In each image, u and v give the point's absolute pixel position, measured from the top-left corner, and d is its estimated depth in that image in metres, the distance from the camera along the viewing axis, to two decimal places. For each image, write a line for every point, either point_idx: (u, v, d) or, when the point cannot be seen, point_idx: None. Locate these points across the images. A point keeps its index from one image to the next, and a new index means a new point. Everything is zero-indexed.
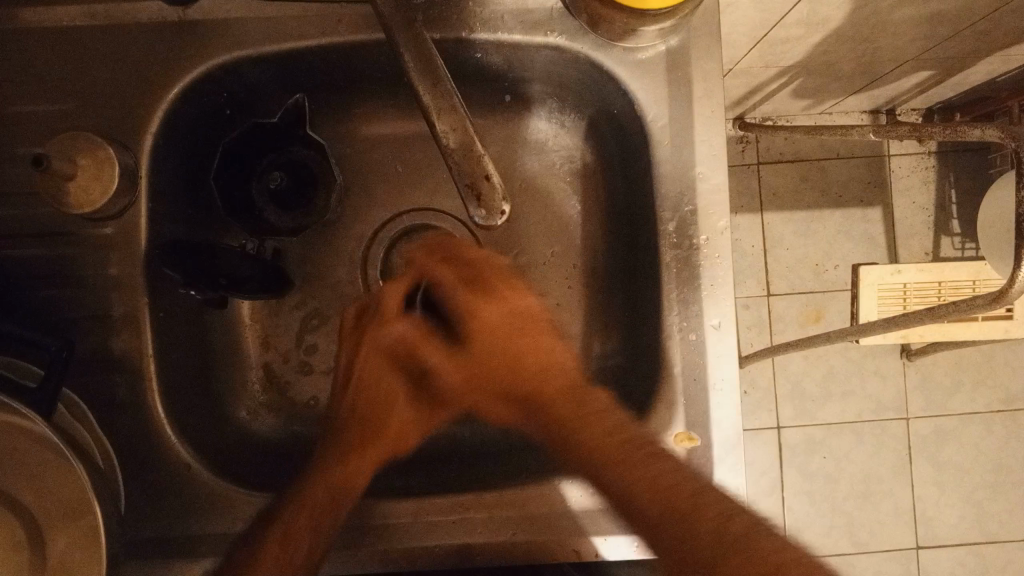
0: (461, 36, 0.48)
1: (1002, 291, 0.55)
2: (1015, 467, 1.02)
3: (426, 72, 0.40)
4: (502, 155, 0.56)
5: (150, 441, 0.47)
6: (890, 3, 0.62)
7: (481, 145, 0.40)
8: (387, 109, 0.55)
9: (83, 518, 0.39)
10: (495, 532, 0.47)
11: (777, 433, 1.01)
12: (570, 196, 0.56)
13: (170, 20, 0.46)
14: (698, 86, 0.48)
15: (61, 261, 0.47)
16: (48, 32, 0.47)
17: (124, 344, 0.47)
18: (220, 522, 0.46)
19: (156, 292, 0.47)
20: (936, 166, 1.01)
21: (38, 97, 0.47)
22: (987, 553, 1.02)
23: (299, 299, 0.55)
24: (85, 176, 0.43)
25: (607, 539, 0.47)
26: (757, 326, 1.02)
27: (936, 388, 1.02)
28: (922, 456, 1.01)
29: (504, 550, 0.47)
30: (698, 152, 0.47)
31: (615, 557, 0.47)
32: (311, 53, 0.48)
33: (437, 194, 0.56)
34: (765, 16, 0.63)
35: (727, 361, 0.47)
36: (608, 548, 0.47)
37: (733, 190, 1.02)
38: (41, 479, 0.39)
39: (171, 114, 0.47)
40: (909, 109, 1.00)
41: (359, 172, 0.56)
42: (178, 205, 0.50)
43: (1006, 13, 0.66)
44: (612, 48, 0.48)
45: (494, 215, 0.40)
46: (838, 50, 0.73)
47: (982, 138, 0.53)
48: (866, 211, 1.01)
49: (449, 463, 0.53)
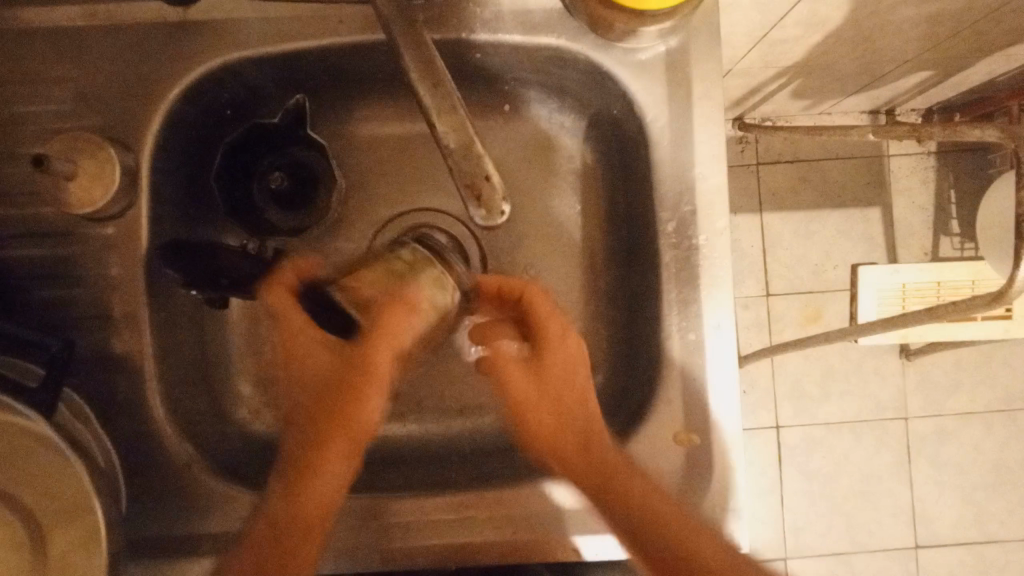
0: (461, 36, 0.48)
1: (1002, 291, 0.54)
2: (1014, 467, 1.02)
3: (427, 72, 0.41)
4: (503, 155, 0.56)
5: (151, 440, 0.47)
6: (890, 3, 0.62)
7: (481, 145, 0.39)
8: (388, 109, 0.56)
9: (81, 517, 0.39)
10: (496, 531, 0.47)
11: (776, 433, 1.02)
12: (570, 194, 0.56)
13: (171, 20, 0.46)
14: (697, 87, 0.48)
15: (62, 261, 0.47)
16: (48, 32, 0.47)
17: (125, 344, 0.47)
18: (221, 521, 0.46)
19: (156, 292, 0.47)
20: (935, 166, 1.02)
21: (39, 97, 0.47)
22: (987, 553, 1.02)
23: None
24: (85, 176, 0.43)
25: (583, 538, 0.47)
26: (757, 326, 1.02)
27: (936, 387, 1.02)
28: (922, 456, 1.01)
29: (505, 549, 0.47)
30: (697, 153, 0.48)
31: (584, 556, 0.48)
32: (311, 54, 0.48)
33: (438, 194, 0.56)
34: (765, 16, 0.63)
35: (728, 360, 0.48)
36: (582, 546, 0.47)
37: (733, 190, 1.02)
38: (41, 479, 0.40)
39: (173, 114, 0.47)
40: (909, 109, 1.00)
41: (359, 172, 0.56)
42: (178, 205, 0.51)
43: (1005, 13, 0.66)
44: (611, 49, 0.48)
45: (494, 215, 0.39)
46: (837, 50, 0.73)
47: (983, 138, 0.53)
48: (865, 211, 1.01)
49: (450, 462, 0.53)
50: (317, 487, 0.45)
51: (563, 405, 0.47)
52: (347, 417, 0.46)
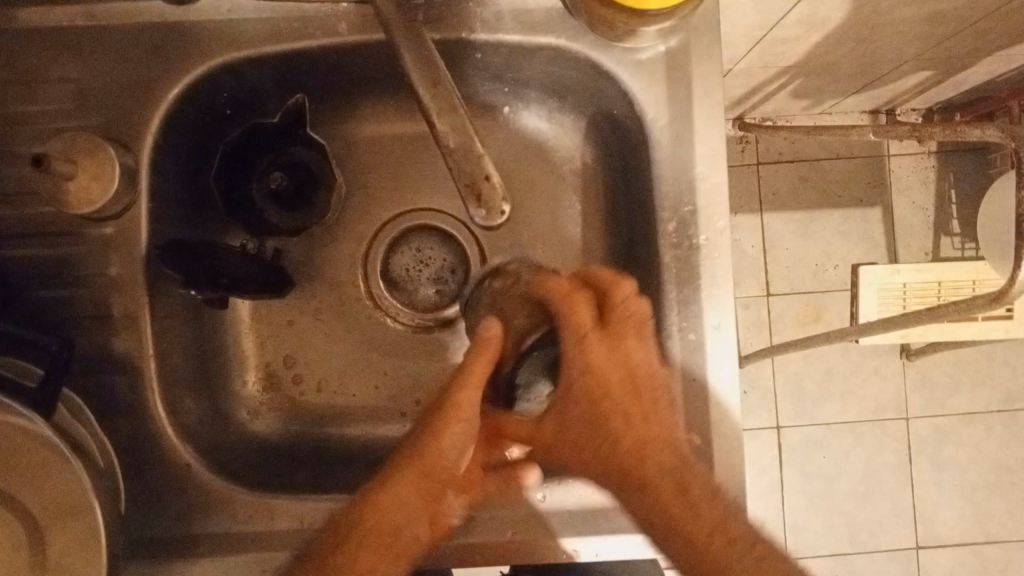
0: (461, 36, 0.48)
1: (1002, 290, 0.54)
2: (1015, 467, 1.02)
3: (426, 72, 0.40)
4: (502, 156, 0.56)
5: (151, 441, 0.47)
6: (890, 3, 0.62)
7: (481, 145, 0.39)
8: (387, 109, 0.55)
9: (83, 518, 0.39)
10: (496, 529, 0.49)
11: (777, 433, 1.01)
12: (570, 195, 0.56)
13: (171, 20, 0.46)
14: (697, 86, 0.48)
15: (62, 262, 0.47)
16: (47, 32, 0.47)
17: (125, 344, 0.47)
18: (221, 521, 0.46)
19: (155, 292, 0.47)
20: (936, 165, 1.01)
21: (38, 98, 0.47)
22: (987, 553, 1.02)
23: (299, 299, 0.55)
24: (84, 176, 0.43)
25: (577, 538, 0.49)
26: (757, 326, 1.02)
27: (936, 388, 1.02)
28: (922, 456, 1.01)
29: (507, 547, 0.49)
30: (697, 153, 0.48)
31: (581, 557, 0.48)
32: (311, 53, 0.48)
33: (437, 194, 0.56)
34: (765, 16, 0.63)
35: (728, 359, 0.48)
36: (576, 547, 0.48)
37: (733, 190, 1.02)
38: (40, 480, 0.40)
39: (173, 114, 0.47)
40: (909, 109, 1.00)
41: (359, 173, 0.56)
42: (178, 205, 0.50)
43: (1006, 13, 0.66)
44: (612, 49, 0.48)
45: (494, 215, 0.39)
46: (837, 50, 0.73)
47: (983, 137, 0.53)
48: (865, 211, 1.01)
49: None
50: (387, 511, 0.45)
51: (631, 386, 0.46)
52: (439, 456, 0.46)
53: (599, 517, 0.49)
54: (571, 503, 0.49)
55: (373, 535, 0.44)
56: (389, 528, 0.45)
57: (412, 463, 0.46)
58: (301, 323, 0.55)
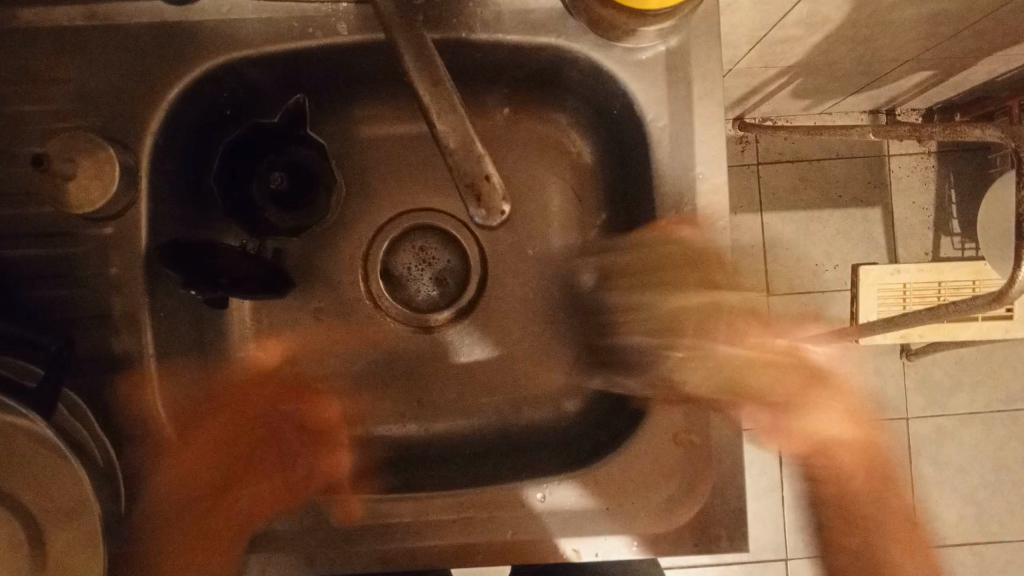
0: (461, 36, 0.48)
1: (1002, 291, 0.54)
2: (1015, 467, 1.02)
3: (426, 72, 0.40)
4: (502, 155, 0.56)
5: (151, 441, 0.47)
6: (890, 3, 0.62)
7: (481, 144, 0.39)
8: (388, 109, 0.55)
9: (82, 517, 0.39)
10: (495, 531, 0.47)
11: None
12: (570, 196, 0.56)
13: (170, 20, 0.46)
14: (697, 86, 0.48)
15: (62, 261, 0.47)
16: (47, 31, 0.47)
17: (125, 344, 0.47)
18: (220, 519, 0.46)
19: (155, 292, 0.47)
20: (936, 165, 1.01)
21: (39, 98, 0.47)
22: (987, 553, 1.02)
23: (299, 299, 0.55)
24: (85, 176, 0.43)
25: (578, 538, 0.47)
26: None
27: (936, 388, 1.02)
28: (922, 456, 1.01)
29: (506, 549, 0.47)
30: (697, 153, 0.48)
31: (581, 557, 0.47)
32: (311, 54, 0.48)
33: (438, 195, 0.57)
34: (765, 16, 0.63)
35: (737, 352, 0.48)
36: (574, 547, 0.47)
37: (733, 190, 1.02)
38: (40, 479, 0.40)
39: (172, 114, 0.47)
40: (909, 109, 1.00)
41: (360, 173, 0.56)
42: (178, 205, 0.50)
43: (1006, 13, 0.66)
44: (612, 49, 0.48)
45: (494, 215, 0.39)
46: (837, 50, 0.73)
47: (983, 138, 0.53)
48: (866, 211, 1.01)
49: (449, 462, 0.54)
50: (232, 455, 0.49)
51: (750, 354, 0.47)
52: (264, 440, 0.51)
53: (602, 517, 0.47)
54: (571, 502, 0.47)
55: (214, 476, 0.47)
56: (217, 476, 0.48)
57: (238, 411, 0.51)
58: (302, 323, 0.55)
